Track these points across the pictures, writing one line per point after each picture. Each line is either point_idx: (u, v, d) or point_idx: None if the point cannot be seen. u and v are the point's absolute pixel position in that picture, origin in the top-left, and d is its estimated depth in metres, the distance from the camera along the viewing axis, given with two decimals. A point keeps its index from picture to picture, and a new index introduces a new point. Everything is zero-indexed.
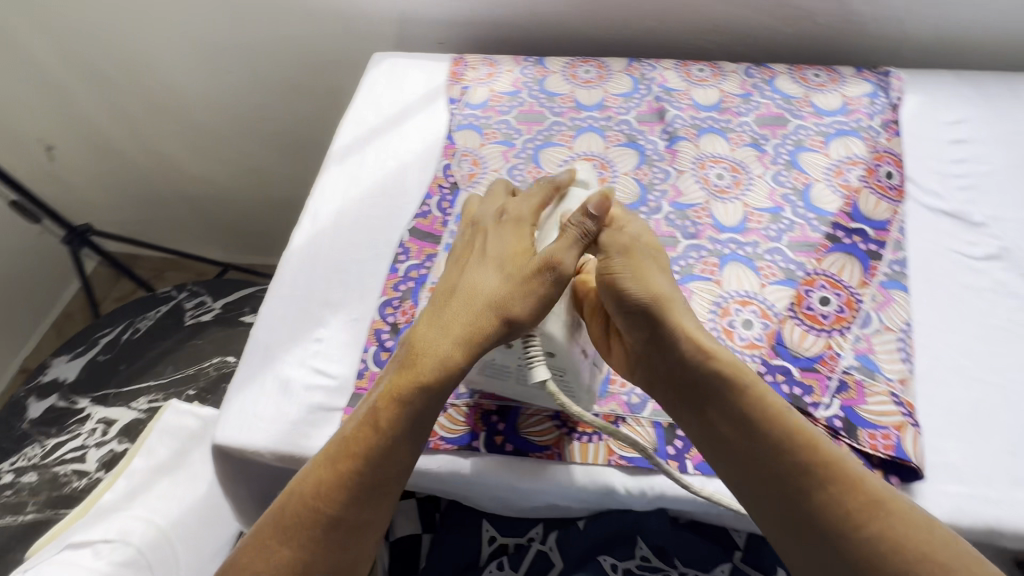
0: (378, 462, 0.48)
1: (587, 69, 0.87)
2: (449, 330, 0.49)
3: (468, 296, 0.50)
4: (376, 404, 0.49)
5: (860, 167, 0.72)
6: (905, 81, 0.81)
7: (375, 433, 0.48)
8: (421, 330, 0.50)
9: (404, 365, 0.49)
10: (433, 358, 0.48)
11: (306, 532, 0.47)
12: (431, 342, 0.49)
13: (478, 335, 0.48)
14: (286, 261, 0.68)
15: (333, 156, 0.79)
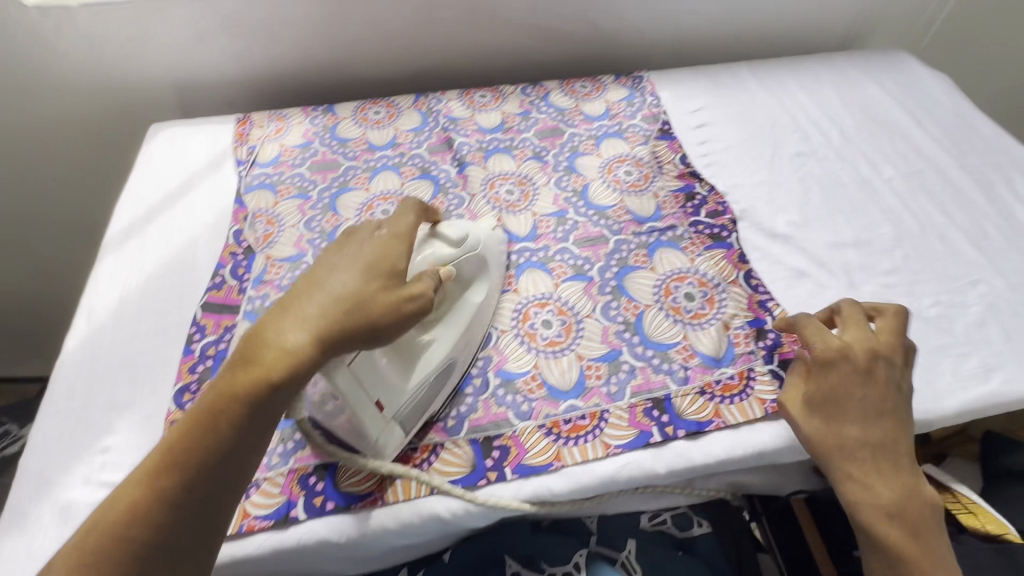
0: (203, 476, 0.41)
1: (377, 111, 0.89)
2: (298, 316, 0.45)
3: (324, 285, 0.47)
4: (204, 404, 0.43)
5: (626, 163, 0.81)
6: (654, 81, 0.93)
7: (204, 436, 0.42)
8: (271, 319, 0.46)
9: (238, 362, 0.44)
10: (274, 345, 0.44)
11: (95, 573, 0.37)
12: (280, 329, 0.45)
13: (323, 322, 0.45)
14: (60, 372, 0.61)
15: (110, 244, 0.73)
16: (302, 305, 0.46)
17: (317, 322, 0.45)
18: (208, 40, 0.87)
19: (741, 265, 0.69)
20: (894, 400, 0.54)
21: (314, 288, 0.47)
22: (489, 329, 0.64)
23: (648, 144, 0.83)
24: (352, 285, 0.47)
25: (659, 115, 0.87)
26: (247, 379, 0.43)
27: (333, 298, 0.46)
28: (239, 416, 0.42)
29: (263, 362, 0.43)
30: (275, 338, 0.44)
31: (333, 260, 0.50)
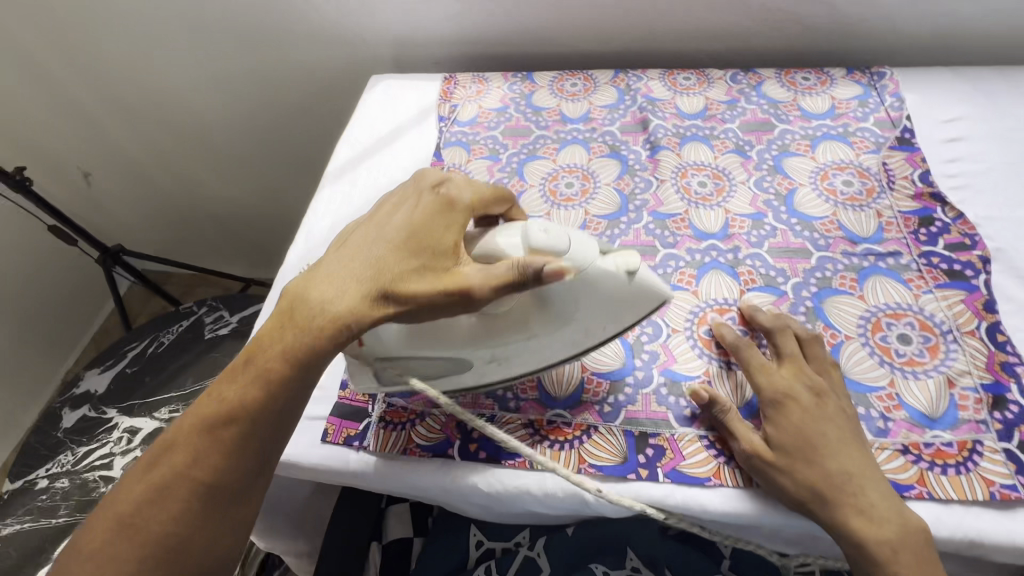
0: (247, 423, 0.47)
1: (574, 83, 0.88)
2: (331, 280, 0.48)
3: (359, 252, 0.50)
4: (246, 360, 0.49)
5: (847, 171, 0.70)
6: (899, 79, 0.79)
7: (246, 386, 0.47)
8: (302, 283, 0.49)
9: (274, 323, 0.49)
10: (309, 305, 0.47)
11: (171, 507, 0.45)
12: (321, 299, 0.47)
13: (365, 289, 0.48)
14: (282, 278, 0.72)
15: (329, 176, 0.83)
16: (337, 272, 0.49)
17: (355, 288, 0.48)
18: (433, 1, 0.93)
19: (986, 316, 0.57)
20: (829, 490, 0.48)
21: (349, 255, 0.50)
22: (660, 325, 0.61)
23: (878, 153, 0.71)
24: (387, 256, 0.49)
25: (900, 120, 0.74)
26: (287, 337, 0.47)
27: (372, 268, 0.48)
28: (276, 368, 0.47)
29: (298, 322, 0.47)
30: (310, 299, 0.48)
31: (365, 231, 0.52)
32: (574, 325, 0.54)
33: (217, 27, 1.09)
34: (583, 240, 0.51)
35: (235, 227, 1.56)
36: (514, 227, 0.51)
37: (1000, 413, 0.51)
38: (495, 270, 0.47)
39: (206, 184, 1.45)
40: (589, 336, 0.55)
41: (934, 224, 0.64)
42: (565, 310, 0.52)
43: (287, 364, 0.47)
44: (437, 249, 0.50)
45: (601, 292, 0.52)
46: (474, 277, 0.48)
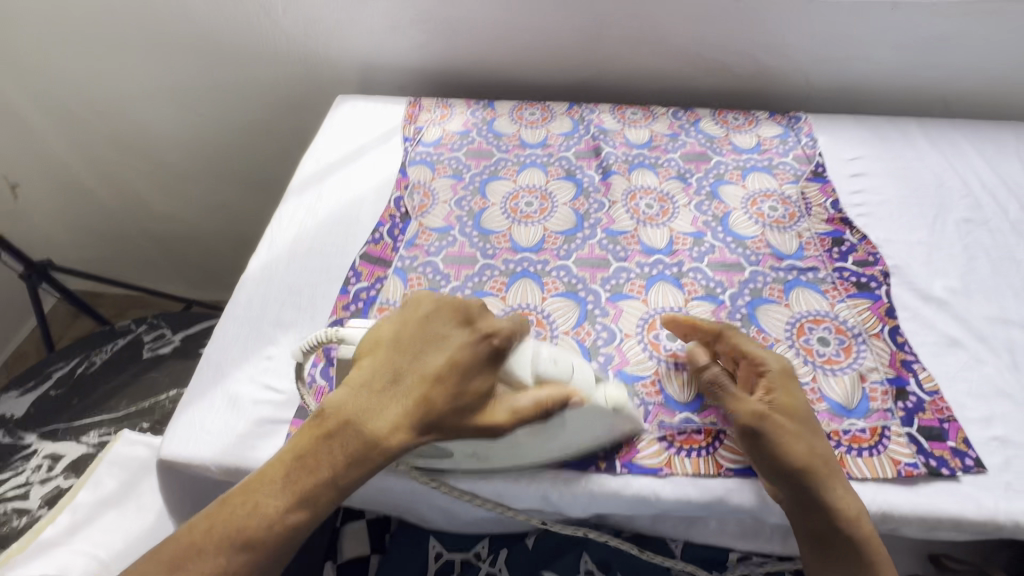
0: (284, 543, 0.46)
1: (532, 112, 0.95)
2: (377, 404, 0.49)
3: (407, 376, 0.50)
4: (282, 471, 0.48)
5: (772, 198, 0.80)
6: (812, 123, 0.91)
7: (286, 503, 0.47)
8: (347, 399, 0.50)
9: (318, 440, 0.48)
10: (358, 436, 0.48)
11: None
12: (370, 417, 0.49)
13: (411, 424, 0.49)
14: (242, 286, 0.72)
15: (293, 188, 0.84)
16: (385, 397, 0.50)
17: (403, 419, 0.49)
18: (400, 30, 0.98)
19: (888, 321, 0.66)
20: (816, 466, 0.52)
21: (396, 377, 0.50)
22: (614, 330, 0.66)
23: (797, 183, 0.82)
24: (433, 387, 0.50)
25: (814, 156, 0.86)
26: (333, 469, 0.48)
27: (419, 399, 0.49)
28: (320, 497, 0.47)
29: (344, 450, 0.48)
30: (359, 425, 0.48)
31: (408, 346, 0.52)
32: (560, 442, 0.55)
33: (177, 41, 1.09)
34: (586, 368, 0.56)
35: (180, 243, 1.51)
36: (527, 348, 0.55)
37: (903, 403, 0.59)
38: (521, 405, 0.50)
39: (152, 199, 1.40)
40: (568, 449, 0.56)
41: (845, 244, 0.74)
42: (555, 432, 0.54)
43: (327, 490, 0.47)
44: (479, 386, 0.51)
45: (594, 424, 0.55)
46: (500, 415, 0.50)
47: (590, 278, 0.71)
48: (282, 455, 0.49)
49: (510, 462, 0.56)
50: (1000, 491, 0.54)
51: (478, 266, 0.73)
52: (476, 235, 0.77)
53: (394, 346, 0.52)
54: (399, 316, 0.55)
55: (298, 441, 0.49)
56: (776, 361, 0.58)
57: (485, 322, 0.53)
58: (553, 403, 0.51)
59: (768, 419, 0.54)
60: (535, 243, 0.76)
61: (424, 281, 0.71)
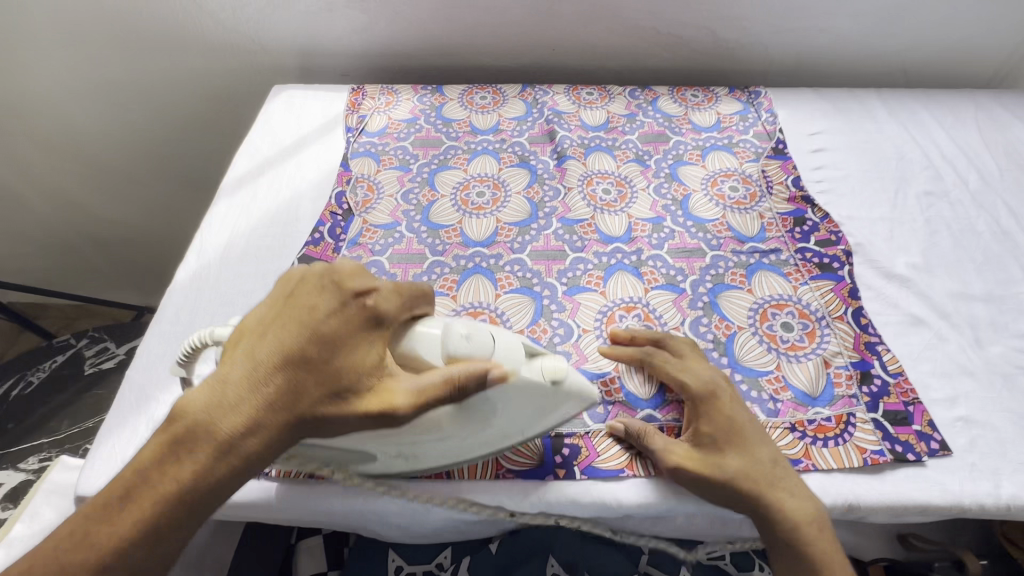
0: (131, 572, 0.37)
1: (483, 96, 0.90)
2: (230, 395, 0.40)
3: (266, 356, 0.41)
4: (122, 486, 0.38)
5: (733, 178, 0.77)
6: (772, 98, 0.88)
7: (128, 524, 0.37)
8: (196, 394, 0.40)
9: (164, 447, 0.39)
10: (208, 436, 0.39)
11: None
12: (244, 420, 0.40)
13: (275, 415, 0.40)
14: (168, 299, 0.66)
15: (225, 189, 0.77)
16: (243, 389, 0.40)
17: (260, 412, 0.40)
18: (337, 11, 0.91)
19: (851, 302, 0.63)
20: (756, 473, 0.49)
21: (253, 363, 0.41)
22: (571, 325, 0.63)
23: (758, 162, 0.79)
24: (301, 369, 0.41)
25: (775, 133, 0.83)
26: (190, 475, 0.39)
27: (279, 385, 0.41)
28: (168, 511, 0.38)
29: (194, 454, 0.39)
30: (209, 423, 0.39)
31: (270, 327, 0.43)
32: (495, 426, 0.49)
33: (93, 31, 0.99)
34: (511, 340, 0.48)
35: (125, 248, 1.42)
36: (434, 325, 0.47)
37: (867, 387, 0.57)
38: (424, 385, 0.42)
39: (87, 203, 1.31)
40: (506, 436, 0.51)
41: (807, 223, 0.71)
42: (488, 412, 0.48)
43: (179, 501, 0.38)
44: (354, 363, 0.42)
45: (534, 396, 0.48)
46: (413, 406, 0.43)
47: (545, 272, 0.68)
48: (124, 471, 0.39)
49: (444, 457, 0.51)
50: (966, 473, 0.52)
51: (427, 264, 0.68)
52: (424, 231, 0.72)
53: (259, 330, 0.43)
54: (271, 298, 0.46)
55: (140, 454, 0.40)
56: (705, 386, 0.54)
57: (359, 284, 0.45)
58: (464, 378, 0.42)
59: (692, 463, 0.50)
60: (487, 236, 0.71)
61: None
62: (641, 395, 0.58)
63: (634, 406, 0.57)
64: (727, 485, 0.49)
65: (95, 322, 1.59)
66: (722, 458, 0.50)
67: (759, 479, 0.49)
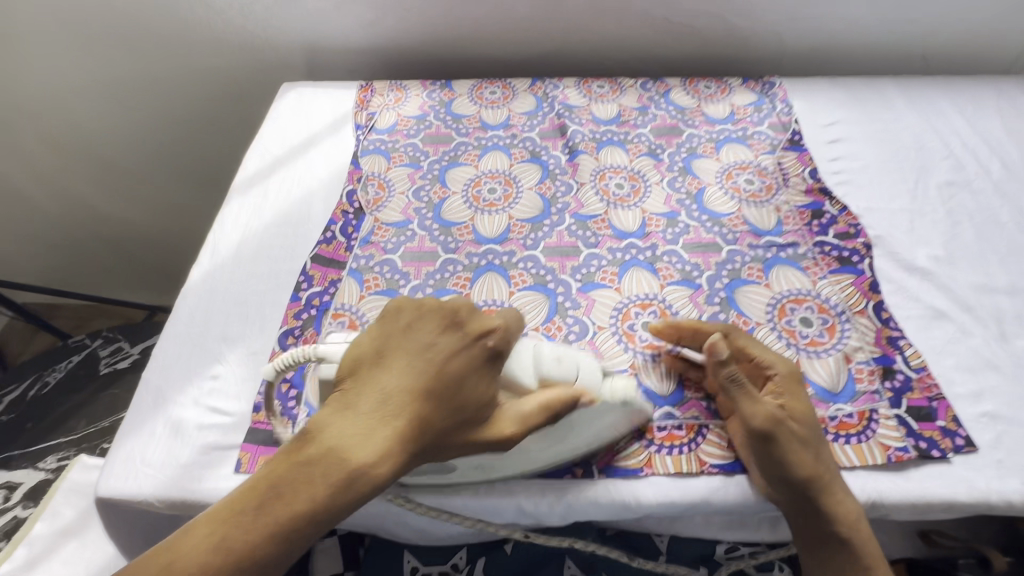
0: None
1: (492, 90, 0.89)
2: (362, 425, 0.43)
3: (369, 382, 0.45)
4: (251, 502, 0.40)
5: (748, 171, 0.76)
6: (788, 88, 0.87)
7: (263, 535, 0.39)
8: (332, 421, 0.43)
9: (297, 468, 0.42)
10: (341, 464, 0.41)
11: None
12: (351, 439, 0.42)
13: (404, 443, 0.43)
14: (182, 300, 0.66)
15: (236, 188, 0.77)
16: (373, 420, 0.43)
17: (394, 442, 0.43)
18: (344, 7, 0.91)
19: (872, 296, 0.62)
20: (823, 470, 0.50)
21: (383, 393, 0.44)
22: (587, 323, 0.62)
23: (774, 154, 0.77)
24: (427, 401, 0.45)
25: (790, 124, 0.81)
26: (319, 503, 0.40)
27: (409, 419, 0.44)
28: (297, 532, 0.40)
29: (325, 481, 0.41)
30: (341, 449, 0.42)
31: (393, 360, 0.46)
32: (569, 444, 0.52)
33: (102, 30, 0.99)
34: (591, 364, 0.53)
35: (137, 248, 1.43)
36: (526, 349, 0.52)
37: (890, 382, 0.56)
38: (529, 411, 0.47)
39: (99, 203, 1.31)
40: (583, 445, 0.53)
41: (825, 216, 0.70)
42: (566, 434, 0.51)
43: (308, 525, 0.40)
44: (482, 398, 0.47)
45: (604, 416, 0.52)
46: (509, 428, 0.47)
47: (559, 269, 0.67)
48: (254, 483, 0.42)
49: (519, 470, 0.52)
50: (993, 470, 0.51)
51: (439, 262, 0.68)
52: (436, 228, 0.71)
53: (380, 360, 0.46)
54: (380, 325, 0.48)
55: (271, 467, 0.42)
56: (785, 365, 0.55)
57: (479, 325, 0.49)
58: (563, 405, 0.48)
59: (780, 429, 0.50)
60: (499, 233, 0.71)
61: (381, 282, 0.66)
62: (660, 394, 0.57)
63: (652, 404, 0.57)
64: (802, 476, 0.49)
65: (108, 321, 1.61)
66: (801, 449, 0.50)
67: (826, 476, 0.49)
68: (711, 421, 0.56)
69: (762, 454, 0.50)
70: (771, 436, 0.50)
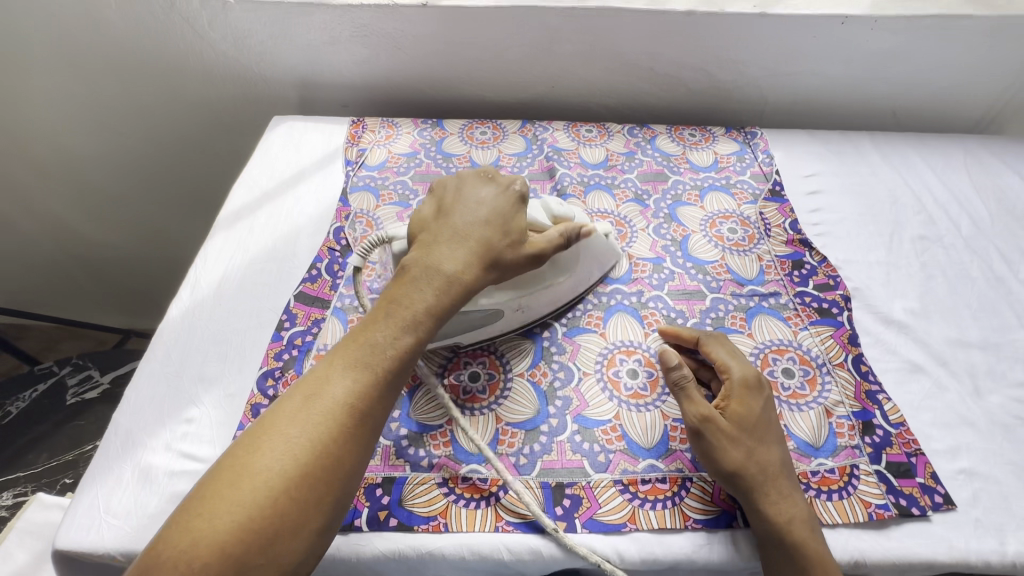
0: (400, 372, 0.47)
1: (483, 131, 0.91)
2: (448, 251, 0.52)
3: (444, 226, 0.54)
4: (379, 314, 0.48)
5: (731, 219, 0.78)
6: (768, 139, 0.90)
7: (393, 330, 0.47)
8: (421, 252, 0.52)
9: (402, 286, 0.50)
10: (438, 275, 0.50)
11: (352, 440, 0.43)
12: (439, 258, 0.51)
13: (478, 257, 0.53)
14: (158, 338, 0.64)
15: (221, 221, 0.76)
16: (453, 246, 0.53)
17: (473, 256, 0.52)
18: (340, 45, 0.92)
19: (851, 349, 0.63)
20: (758, 477, 0.51)
21: (454, 227, 0.54)
22: (572, 369, 0.62)
23: (756, 203, 0.79)
24: (492, 228, 0.54)
25: (771, 175, 0.84)
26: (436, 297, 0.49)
27: (481, 239, 0.53)
28: (419, 323, 0.48)
29: (430, 286, 0.50)
30: (437, 266, 0.51)
31: (451, 208, 0.56)
32: (576, 277, 0.65)
33: (91, 59, 0.97)
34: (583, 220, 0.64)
35: (117, 268, 1.44)
36: (534, 203, 0.61)
37: (870, 438, 0.57)
38: (554, 237, 0.57)
39: (82, 225, 1.31)
40: (581, 284, 0.66)
41: (805, 267, 0.72)
42: (572, 264, 0.63)
43: (427, 319, 0.49)
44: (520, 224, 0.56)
45: (593, 253, 0.65)
46: (542, 243, 0.56)
47: None
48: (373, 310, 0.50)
49: (548, 306, 0.64)
50: (970, 529, 0.52)
51: None
52: None
53: (440, 215, 0.56)
54: (432, 196, 0.60)
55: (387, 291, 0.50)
56: (741, 370, 0.56)
57: (507, 178, 0.60)
58: (573, 234, 0.58)
59: (706, 425, 0.52)
60: None
61: None
62: (644, 443, 0.57)
63: (637, 454, 0.56)
64: (739, 472, 0.51)
65: (81, 346, 1.57)
66: (742, 449, 0.51)
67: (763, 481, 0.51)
68: (695, 473, 0.55)
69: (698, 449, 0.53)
70: (699, 432, 0.52)
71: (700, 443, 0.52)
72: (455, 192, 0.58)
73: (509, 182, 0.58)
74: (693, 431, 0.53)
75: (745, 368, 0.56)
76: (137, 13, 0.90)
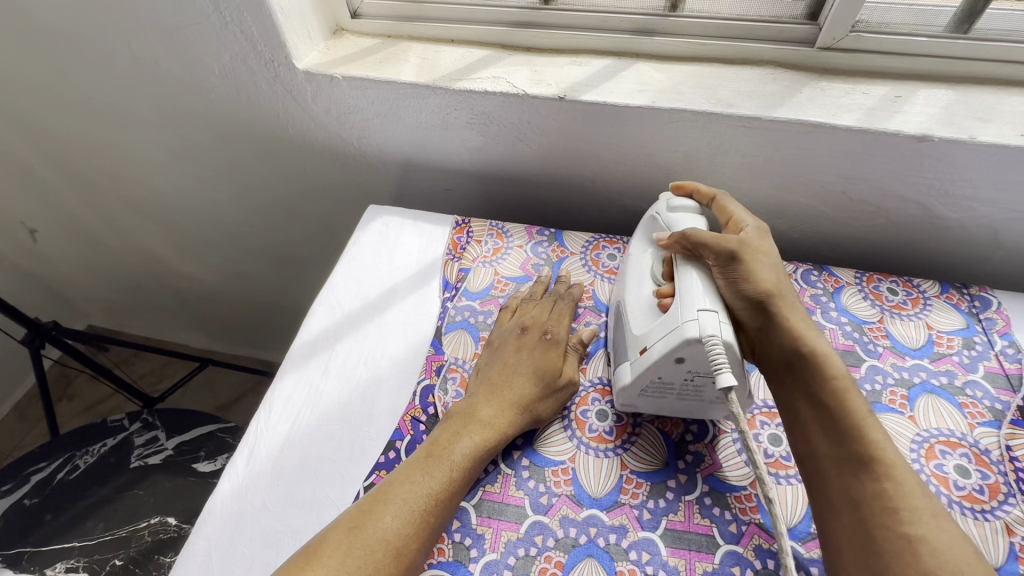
0: (444, 489, 0.50)
1: (611, 254, 0.74)
2: (478, 422, 0.55)
3: (478, 386, 0.58)
4: (423, 458, 0.52)
5: (961, 450, 0.55)
6: (1009, 314, 0.65)
7: (429, 470, 0.51)
8: (467, 410, 0.56)
9: (450, 430, 0.54)
10: (472, 423, 0.55)
11: (406, 547, 0.46)
12: (470, 426, 0.54)
13: (484, 425, 0.55)
14: (201, 529, 0.52)
15: (294, 356, 0.64)
16: (518, 366, 0.59)
17: (485, 431, 0.54)
18: (452, 130, 0.78)
19: None
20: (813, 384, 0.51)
21: (482, 385, 0.58)
22: None
23: (998, 429, 0.57)
24: (503, 400, 0.56)
25: (1018, 378, 0.60)
26: (430, 460, 0.52)
27: (497, 408, 0.56)
28: (441, 478, 0.50)
29: (461, 449, 0.52)
30: (474, 428, 0.54)
31: (499, 359, 0.60)
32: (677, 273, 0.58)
33: (192, 121, 0.89)
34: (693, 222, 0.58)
35: (204, 301, 1.44)
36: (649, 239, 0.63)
37: None
38: (558, 398, 0.58)
39: (174, 261, 1.30)
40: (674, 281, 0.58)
41: None
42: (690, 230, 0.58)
43: (461, 458, 0.52)
44: (539, 405, 0.57)
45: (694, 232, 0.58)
46: (547, 411, 0.57)
47: (685, 570, 0.49)
48: (422, 453, 0.53)
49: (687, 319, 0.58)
50: None
51: (525, 526, 0.52)
52: (526, 465, 0.56)
53: (489, 360, 0.61)
54: (512, 312, 0.66)
55: (437, 435, 0.54)
56: (756, 223, 0.59)
57: (535, 318, 0.63)
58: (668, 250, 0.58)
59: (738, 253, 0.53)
60: (605, 492, 0.54)
61: (446, 549, 0.50)
62: None
63: None
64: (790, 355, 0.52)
65: (178, 373, 1.64)
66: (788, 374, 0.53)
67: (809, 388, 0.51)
68: None
69: (723, 276, 0.53)
70: (734, 258, 0.53)
71: (734, 271, 0.53)
72: (504, 348, 0.61)
73: (540, 327, 0.62)
74: (727, 259, 0.53)
75: (758, 230, 0.58)
76: (238, 82, 0.80)
